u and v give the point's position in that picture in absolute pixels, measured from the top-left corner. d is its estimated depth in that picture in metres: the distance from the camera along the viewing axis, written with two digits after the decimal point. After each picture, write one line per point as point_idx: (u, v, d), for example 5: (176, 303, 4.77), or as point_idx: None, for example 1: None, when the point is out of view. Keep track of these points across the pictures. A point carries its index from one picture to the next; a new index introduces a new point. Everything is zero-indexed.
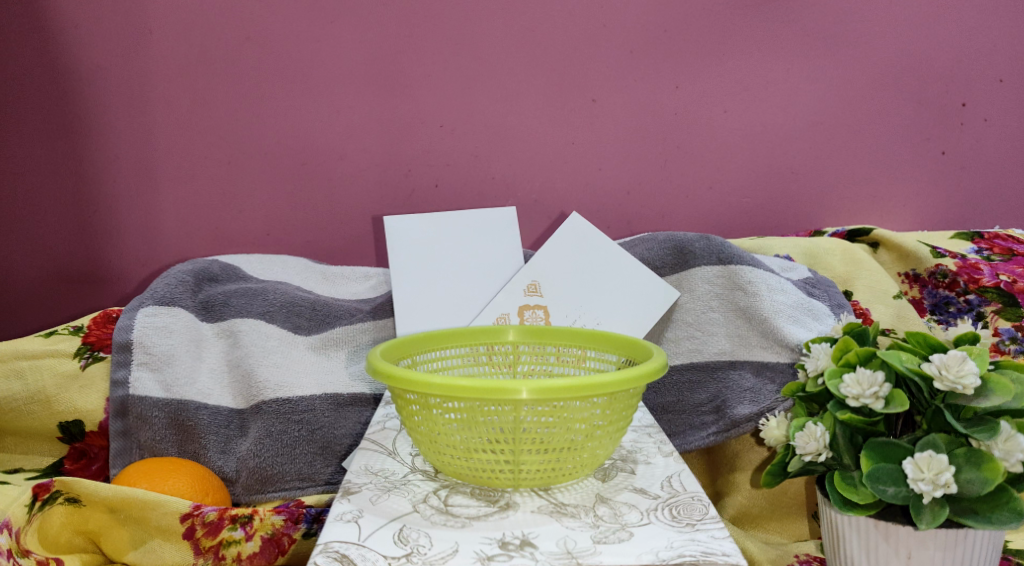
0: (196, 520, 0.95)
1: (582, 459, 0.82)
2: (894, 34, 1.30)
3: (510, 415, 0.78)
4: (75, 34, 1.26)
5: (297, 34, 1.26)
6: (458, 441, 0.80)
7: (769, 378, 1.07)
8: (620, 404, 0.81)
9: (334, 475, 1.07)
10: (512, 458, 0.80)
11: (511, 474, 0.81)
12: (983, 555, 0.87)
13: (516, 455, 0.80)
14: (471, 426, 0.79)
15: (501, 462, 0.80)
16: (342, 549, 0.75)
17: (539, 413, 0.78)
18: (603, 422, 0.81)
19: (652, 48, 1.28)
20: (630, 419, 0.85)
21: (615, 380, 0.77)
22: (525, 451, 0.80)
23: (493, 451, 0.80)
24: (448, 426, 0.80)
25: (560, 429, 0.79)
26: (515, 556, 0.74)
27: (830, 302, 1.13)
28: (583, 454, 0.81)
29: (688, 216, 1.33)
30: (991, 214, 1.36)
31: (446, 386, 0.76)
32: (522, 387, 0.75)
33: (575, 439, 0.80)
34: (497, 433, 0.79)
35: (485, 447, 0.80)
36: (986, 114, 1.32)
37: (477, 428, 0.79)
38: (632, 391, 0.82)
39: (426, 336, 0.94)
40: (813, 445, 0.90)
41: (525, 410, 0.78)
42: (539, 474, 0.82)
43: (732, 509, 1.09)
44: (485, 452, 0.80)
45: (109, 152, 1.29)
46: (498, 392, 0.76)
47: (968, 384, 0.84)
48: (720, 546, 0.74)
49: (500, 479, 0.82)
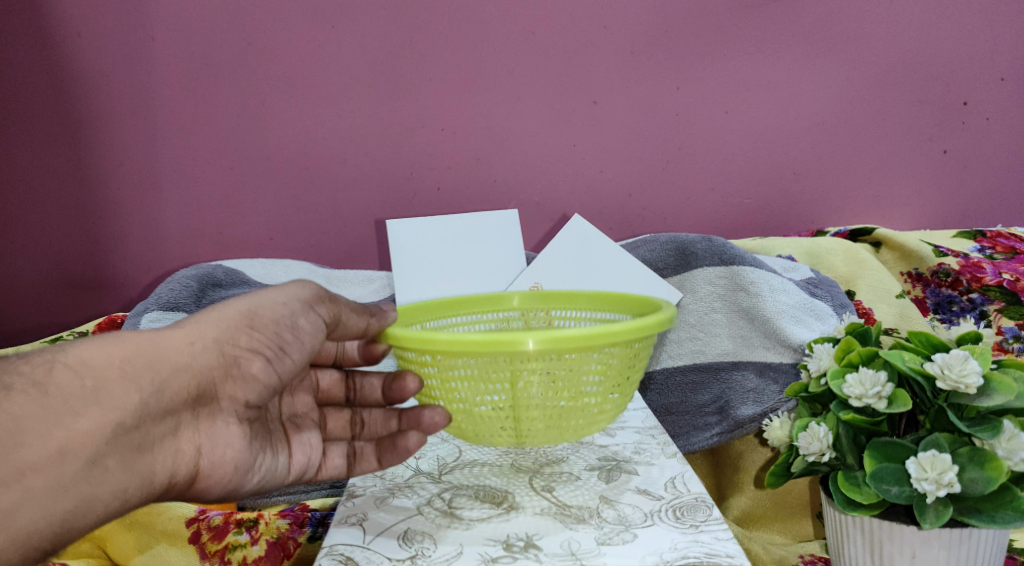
0: (202, 524, 0.96)
1: (589, 416, 0.81)
2: (895, 33, 1.29)
3: (515, 370, 0.76)
4: (77, 42, 1.26)
5: (297, 38, 1.26)
6: (461, 398, 0.79)
7: (772, 378, 1.07)
8: (627, 353, 0.80)
9: (340, 478, 1.07)
10: (516, 414, 0.79)
11: (515, 431, 0.80)
12: (989, 553, 0.87)
13: (520, 411, 0.78)
14: (475, 383, 0.78)
15: (504, 419, 0.79)
16: (347, 552, 0.76)
17: (546, 366, 0.77)
18: (610, 372, 0.80)
19: (653, 50, 1.28)
20: (636, 373, 0.84)
21: (622, 329, 0.76)
22: (530, 406, 0.78)
23: (497, 407, 0.79)
24: (454, 383, 0.79)
25: (568, 383, 0.78)
26: (519, 557, 0.75)
27: (833, 302, 1.13)
28: (589, 410, 0.81)
29: (689, 216, 1.33)
30: (989, 211, 1.37)
31: (447, 341, 0.75)
32: (528, 337, 0.74)
33: (582, 393, 0.79)
34: (501, 389, 0.77)
35: (489, 403, 0.78)
36: (988, 112, 1.32)
37: (482, 383, 0.78)
38: (640, 342, 0.81)
39: (434, 305, 0.95)
40: (817, 445, 0.91)
41: (532, 364, 0.76)
42: (544, 432, 0.80)
43: (736, 510, 1.09)
44: (489, 408, 0.79)
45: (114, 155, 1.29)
46: (500, 345, 0.74)
47: (971, 383, 0.84)
48: (723, 547, 0.75)
49: (502, 438, 0.81)
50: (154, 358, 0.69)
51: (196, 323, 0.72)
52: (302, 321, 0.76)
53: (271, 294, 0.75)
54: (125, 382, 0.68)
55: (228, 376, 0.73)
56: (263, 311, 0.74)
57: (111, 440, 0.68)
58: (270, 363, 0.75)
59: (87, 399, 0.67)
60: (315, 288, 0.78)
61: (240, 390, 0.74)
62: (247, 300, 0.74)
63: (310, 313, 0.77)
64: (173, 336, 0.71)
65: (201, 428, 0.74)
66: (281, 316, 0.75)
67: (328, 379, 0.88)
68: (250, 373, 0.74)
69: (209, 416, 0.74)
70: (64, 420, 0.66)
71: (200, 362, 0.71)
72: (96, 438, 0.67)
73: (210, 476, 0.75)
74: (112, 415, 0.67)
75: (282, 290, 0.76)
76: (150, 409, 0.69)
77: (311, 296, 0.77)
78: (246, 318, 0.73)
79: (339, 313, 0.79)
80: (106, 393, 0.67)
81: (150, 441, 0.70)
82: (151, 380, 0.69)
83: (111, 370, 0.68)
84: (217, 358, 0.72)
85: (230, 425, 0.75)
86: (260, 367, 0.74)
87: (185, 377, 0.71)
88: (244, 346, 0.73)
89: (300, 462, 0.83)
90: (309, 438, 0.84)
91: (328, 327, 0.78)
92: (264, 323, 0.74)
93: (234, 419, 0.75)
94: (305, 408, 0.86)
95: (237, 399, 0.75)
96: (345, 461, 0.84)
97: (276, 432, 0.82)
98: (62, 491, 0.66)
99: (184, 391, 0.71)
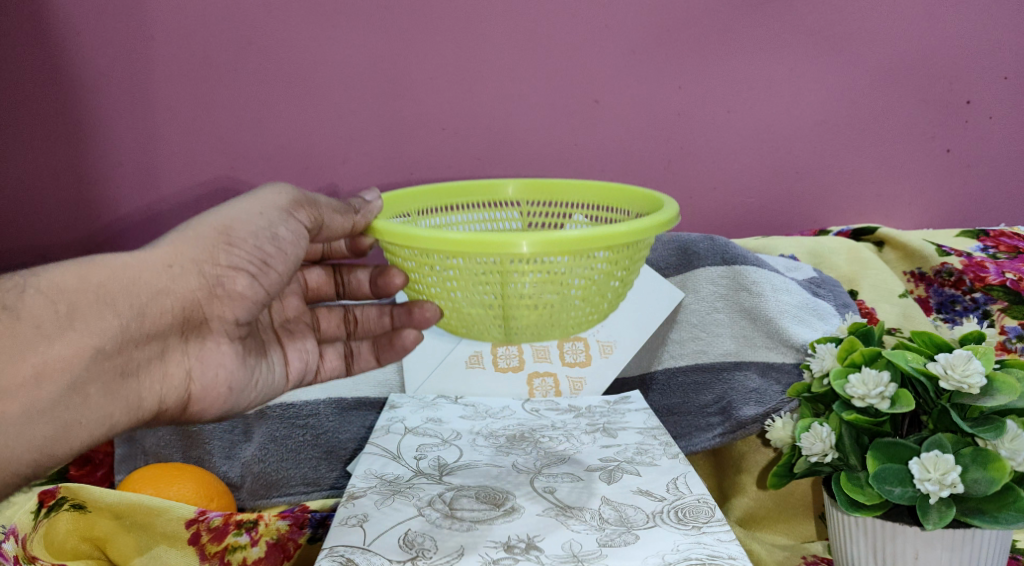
0: (202, 526, 0.94)
1: (580, 312, 0.82)
2: (900, 32, 1.27)
3: (506, 271, 0.77)
4: (71, 42, 1.24)
5: (295, 37, 1.24)
6: (451, 295, 0.80)
7: (774, 379, 1.06)
8: (621, 256, 0.80)
9: (340, 480, 1.06)
10: (505, 312, 0.80)
11: (504, 329, 0.81)
12: (992, 555, 0.87)
13: (509, 310, 0.79)
14: (465, 282, 0.79)
15: (493, 317, 0.80)
16: (347, 553, 0.76)
17: (538, 268, 0.77)
18: (602, 274, 0.80)
19: (654, 49, 1.26)
20: (628, 275, 0.84)
21: (616, 233, 0.75)
22: (520, 305, 0.79)
23: (487, 304, 0.80)
24: (447, 274, 0.79)
25: (560, 285, 0.78)
26: (521, 559, 0.75)
27: (835, 301, 1.12)
28: (581, 307, 0.81)
29: (692, 216, 1.35)
30: (990, 209, 1.37)
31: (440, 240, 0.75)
32: (522, 240, 0.73)
33: (575, 294, 0.80)
34: (491, 288, 0.78)
35: (479, 301, 0.79)
36: (991, 111, 1.32)
37: (473, 282, 0.78)
38: (636, 244, 0.81)
39: (433, 190, 1.01)
40: (819, 445, 0.90)
41: (523, 265, 0.76)
42: (534, 328, 0.81)
43: (739, 511, 1.07)
44: (479, 305, 0.80)
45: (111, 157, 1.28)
46: (493, 247, 0.74)
47: (974, 383, 0.83)
48: (726, 549, 0.75)
49: (490, 334, 0.82)
50: (132, 282, 0.72)
51: (171, 245, 0.75)
52: (282, 230, 0.78)
53: (246, 207, 0.78)
54: (102, 306, 0.71)
55: (214, 295, 0.77)
56: (238, 225, 0.77)
57: (91, 366, 0.70)
58: (255, 279, 0.78)
59: (63, 323, 0.69)
60: (291, 195, 0.80)
61: (227, 306, 0.78)
62: (223, 215, 0.77)
63: (289, 220, 0.79)
64: (149, 258, 0.74)
65: (188, 350, 0.78)
66: (259, 227, 0.77)
67: (319, 278, 0.96)
68: (234, 289, 0.77)
69: (197, 336, 0.78)
70: (37, 346, 0.68)
71: (180, 284, 0.75)
72: (77, 363, 0.69)
73: (203, 396, 0.81)
74: (91, 340, 0.70)
75: (257, 200, 0.78)
76: (133, 332, 0.73)
77: (290, 204, 0.79)
78: (223, 234, 0.76)
79: (321, 217, 0.81)
80: (83, 318, 0.70)
81: (136, 363, 0.74)
82: (130, 305, 0.72)
83: (87, 295, 0.70)
84: (201, 276, 0.76)
85: (220, 345, 0.80)
86: (245, 284, 0.78)
87: (167, 300, 0.74)
88: (225, 263, 0.76)
89: (298, 366, 0.92)
90: (305, 344, 0.93)
91: (310, 230, 0.81)
92: (242, 236, 0.76)
93: (224, 337, 0.80)
94: (296, 311, 0.94)
95: (227, 316, 0.79)
96: (341, 360, 0.95)
97: (270, 340, 0.90)
98: (42, 416, 0.69)
99: (170, 310, 0.75)
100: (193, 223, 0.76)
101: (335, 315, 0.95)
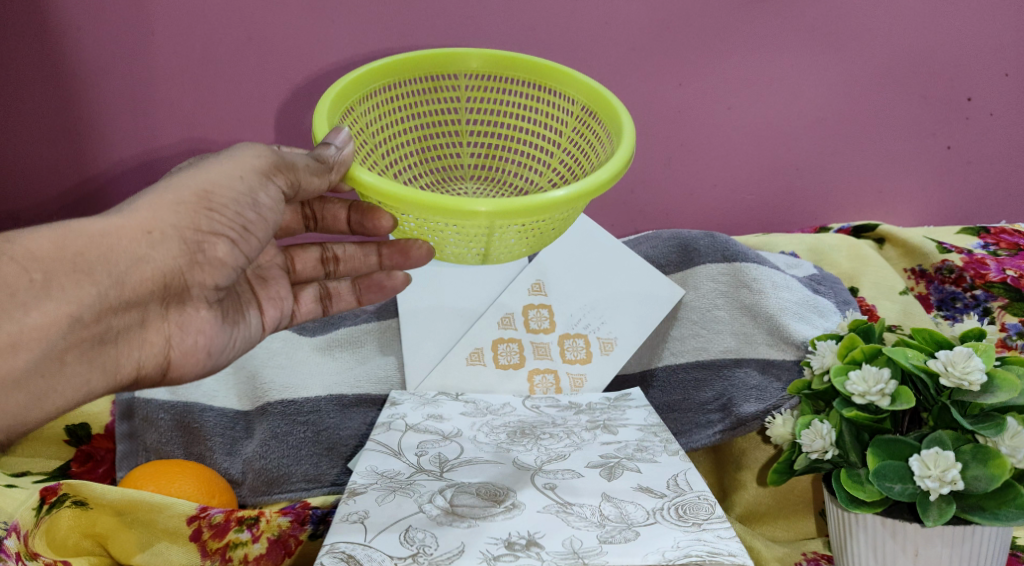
0: (203, 522, 0.95)
1: (549, 237, 0.86)
2: (905, 28, 1.24)
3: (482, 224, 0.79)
4: None
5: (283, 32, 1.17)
6: (428, 235, 0.84)
7: (775, 376, 1.05)
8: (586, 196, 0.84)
9: (340, 476, 1.05)
10: (483, 249, 0.83)
11: (481, 259, 0.85)
12: (991, 551, 0.87)
13: (486, 248, 0.83)
14: (440, 227, 0.81)
15: (471, 252, 0.84)
16: (348, 550, 0.76)
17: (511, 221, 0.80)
18: (569, 213, 0.83)
19: (655, 45, 1.23)
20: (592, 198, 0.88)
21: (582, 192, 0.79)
22: (495, 244, 0.83)
23: (464, 244, 0.83)
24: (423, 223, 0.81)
25: (531, 227, 0.82)
26: (522, 556, 0.75)
27: (835, 298, 1.13)
28: (552, 232, 0.85)
29: (694, 212, 1.36)
30: (984, 201, 1.39)
31: (414, 204, 0.76)
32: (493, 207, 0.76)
33: (544, 228, 0.83)
34: (468, 235, 0.81)
35: (456, 242, 0.83)
36: (993, 108, 1.31)
37: (449, 231, 0.81)
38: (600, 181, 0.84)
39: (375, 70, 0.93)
40: (819, 443, 0.90)
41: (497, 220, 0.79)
42: (511, 254, 0.86)
43: (739, 507, 1.07)
44: (456, 244, 0.83)
45: (100, 159, 1.23)
46: (453, 209, 0.76)
47: (974, 380, 0.84)
48: (726, 546, 0.76)
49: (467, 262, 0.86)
50: (108, 253, 0.71)
51: (150, 210, 0.73)
52: (261, 195, 0.78)
53: (225, 172, 0.76)
54: (78, 277, 0.70)
55: (195, 264, 0.76)
56: (219, 191, 0.75)
57: (67, 334, 0.70)
58: (235, 245, 0.78)
59: (37, 293, 0.69)
60: (271, 159, 0.78)
61: (209, 274, 0.77)
62: (203, 179, 0.75)
63: (268, 185, 0.78)
64: (127, 225, 0.72)
65: (167, 319, 0.78)
66: (238, 192, 0.76)
67: (287, 215, 0.95)
68: (215, 256, 0.77)
69: (178, 303, 0.78)
70: (14, 314, 0.68)
71: (160, 252, 0.74)
72: (54, 333, 0.69)
73: (183, 362, 0.81)
74: (68, 309, 0.70)
75: (236, 164, 0.77)
76: (112, 302, 0.72)
77: (269, 167, 0.78)
78: (203, 199, 0.75)
79: (299, 181, 0.79)
80: (57, 287, 0.69)
81: (115, 331, 0.74)
82: (108, 274, 0.71)
83: (62, 264, 0.70)
84: (181, 245, 0.75)
85: (199, 311, 0.80)
86: (225, 250, 0.77)
87: (146, 268, 0.73)
88: (206, 230, 0.75)
89: (275, 314, 0.92)
90: (281, 292, 0.93)
91: (288, 196, 0.80)
92: (222, 203, 0.76)
93: (204, 305, 0.80)
94: (271, 258, 0.93)
95: (208, 283, 0.78)
96: (317, 303, 0.96)
97: (246, 296, 0.89)
98: (16, 382, 0.69)
99: (150, 280, 0.74)
100: (171, 185, 0.75)
101: (312, 256, 0.96)
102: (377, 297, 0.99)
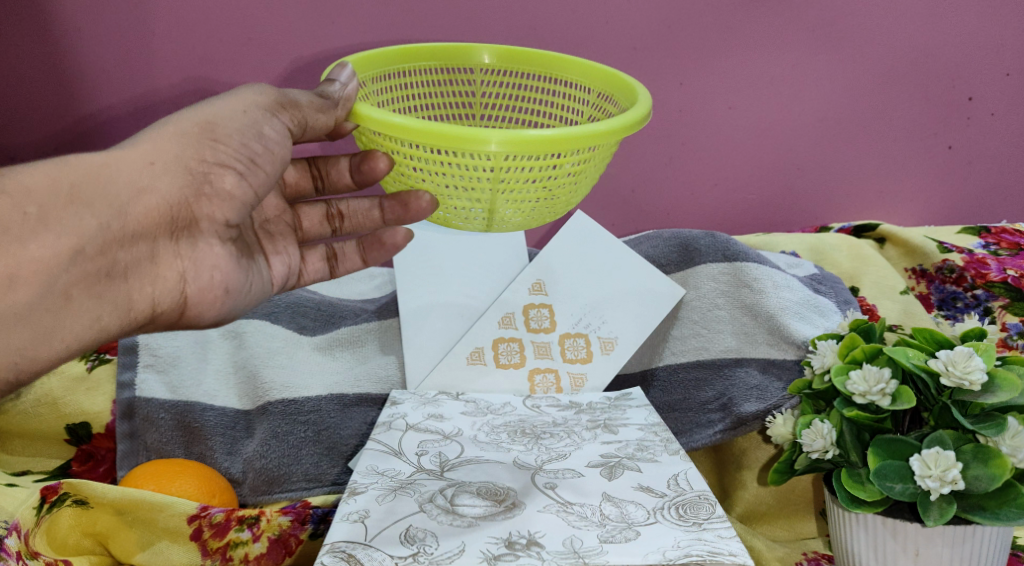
0: (203, 522, 0.95)
1: (558, 199, 0.83)
2: (905, 28, 1.24)
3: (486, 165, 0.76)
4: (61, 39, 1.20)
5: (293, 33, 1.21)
6: (430, 186, 0.80)
7: (775, 375, 1.05)
8: (598, 151, 0.80)
9: (340, 476, 1.05)
10: (487, 203, 0.80)
11: (484, 218, 0.81)
12: (992, 551, 0.87)
13: (491, 202, 0.79)
14: (443, 173, 0.78)
15: (474, 205, 0.80)
16: (348, 549, 0.76)
17: (518, 163, 0.76)
18: (580, 165, 0.80)
19: (656, 44, 1.23)
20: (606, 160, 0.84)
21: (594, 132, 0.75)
22: (501, 196, 0.79)
23: (468, 194, 0.79)
24: (425, 167, 0.78)
25: (539, 175, 0.78)
26: (522, 556, 0.75)
27: (835, 298, 1.13)
28: (562, 191, 0.82)
29: (694, 212, 1.36)
30: (985, 201, 1.39)
31: (417, 132, 0.73)
32: (500, 140, 0.72)
33: (552, 180, 0.80)
34: (472, 181, 0.77)
35: (459, 192, 0.79)
36: (994, 108, 1.31)
37: (452, 176, 0.78)
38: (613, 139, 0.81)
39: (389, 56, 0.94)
40: (820, 442, 0.90)
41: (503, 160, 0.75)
42: (516, 214, 0.82)
43: (740, 507, 1.07)
44: (459, 195, 0.79)
45: None
46: (460, 140, 0.72)
47: (975, 379, 0.83)
48: (726, 546, 0.75)
49: (470, 222, 0.82)
50: (109, 184, 0.70)
51: (153, 142, 0.72)
52: (267, 129, 0.76)
53: (227, 105, 0.75)
54: (79, 207, 0.68)
55: (203, 195, 0.74)
56: (222, 123, 0.74)
57: (71, 267, 0.68)
58: (243, 177, 0.76)
59: (37, 224, 0.67)
60: (275, 96, 0.77)
61: (218, 205, 0.75)
62: (206, 114, 0.74)
63: (273, 118, 0.77)
64: (130, 157, 0.71)
65: (178, 253, 0.75)
66: (242, 123, 0.75)
67: (295, 173, 0.94)
68: (223, 187, 0.75)
69: (189, 236, 0.75)
70: (10, 248, 0.66)
71: (165, 182, 0.72)
72: (58, 265, 0.67)
73: (199, 300, 0.78)
74: (71, 240, 0.68)
75: (238, 99, 0.76)
76: (118, 233, 0.70)
77: (272, 102, 0.77)
78: (206, 130, 0.74)
79: (304, 118, 0.78)
80: (57, 219, 0.67)
81: (124, 265, 0.72)
82: (111, 205, 0.70)
83: (61, 197, 0.68)
84: (186, 176, 0.73)
85: (212, 246, 0.77)
86: (233, 182, 0.75)
87: (151, 199, 0.71)
88: (212, 161, 0.74)
89: (281, 270, 0.90)
90: (287, 249, 0.91)
91: (295, 133, 0.79)
92: (226, 134, 0.74)
93: (218, 239, 0.77)
94: (278, 215, 0.92)
95: (218, 217, 0.76)
96: (324, 262, 0.94)
97: (254, 244, 0.87)
98: (20, 316, 0.67)
99: (156, 211, 0.72)
100: (173, 120, 0.74)
101: (317, 212, 0.95)
102: (383, 256, 0.95)
